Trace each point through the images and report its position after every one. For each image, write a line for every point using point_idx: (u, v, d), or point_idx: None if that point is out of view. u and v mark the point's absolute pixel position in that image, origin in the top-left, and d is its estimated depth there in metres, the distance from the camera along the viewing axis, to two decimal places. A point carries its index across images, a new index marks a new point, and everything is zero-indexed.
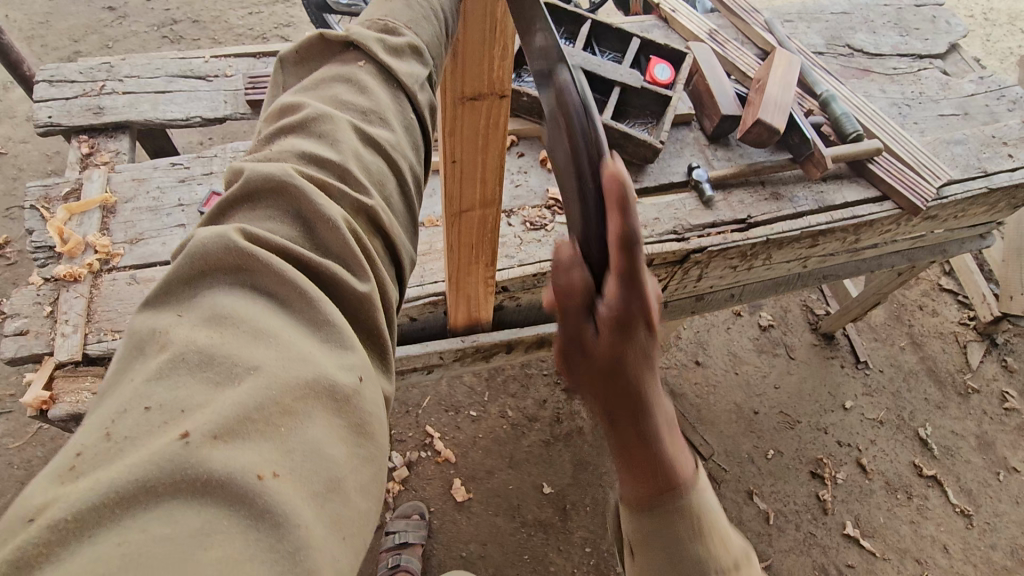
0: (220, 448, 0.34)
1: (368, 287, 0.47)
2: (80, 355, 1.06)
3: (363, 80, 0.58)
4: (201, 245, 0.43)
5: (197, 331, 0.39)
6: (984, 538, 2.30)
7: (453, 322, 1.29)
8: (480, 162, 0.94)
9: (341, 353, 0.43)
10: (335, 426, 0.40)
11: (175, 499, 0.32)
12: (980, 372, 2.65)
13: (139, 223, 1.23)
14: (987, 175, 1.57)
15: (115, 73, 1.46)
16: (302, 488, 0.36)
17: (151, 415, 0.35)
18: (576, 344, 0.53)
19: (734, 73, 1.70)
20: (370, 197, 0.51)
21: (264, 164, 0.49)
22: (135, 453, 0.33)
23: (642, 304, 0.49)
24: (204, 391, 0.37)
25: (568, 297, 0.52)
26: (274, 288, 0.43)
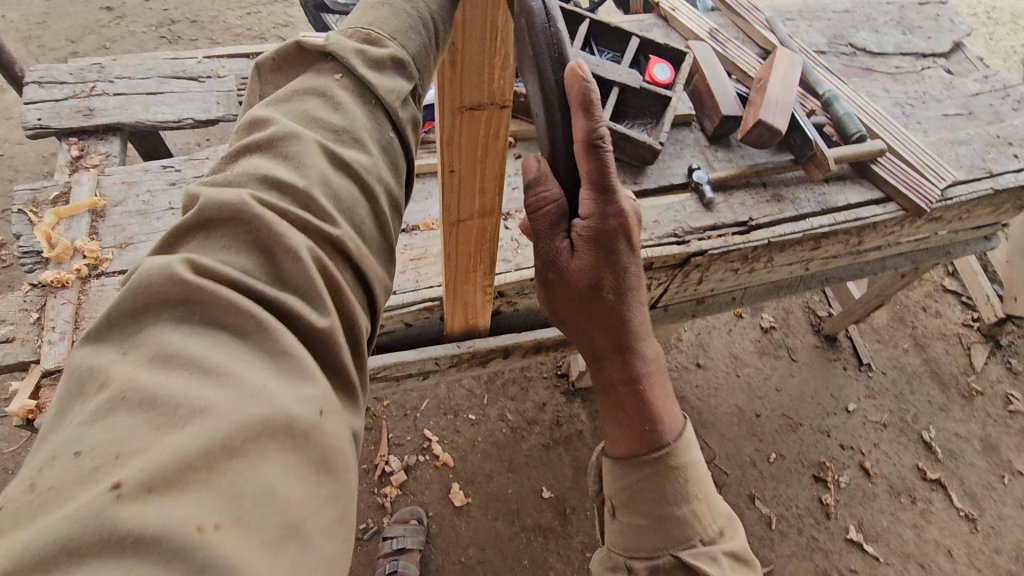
0: (153, 502, 0.30)
1: (332, 321, 0.43)
2: (66, 363, 1.04)
3: (337, 96, 0.54)
4: (143, 277, 0.38)
5: (137, 369, 0.35)
6: (989, 542, 2.27)
7: (450, 327, 1.27)
8: (479, 169, 0.93)
9: (301, 386, 0.39)
10: (293, 466, 0.36)
11: (98, 562, 0.28)
12: (984, 374, 2.63)
13: (129, 227, 1.21)
14: (993, 175, 1.55)
15: (106, 74, 1.44)
16: (251, 542, 0.32)
17: (81, 461, 0.32)
18: (554, 258, 0.64)
19: (734, 72, 1.68)
20: (337, 228, 0.47)
21: (221, 188, 0.44)
22: (60, 509, 0.30)
23: (612, 210, 0.59)
24: (141, 435, 0.33)
25: (545, 213, 0.62)
26: (227, 320, 0.39)
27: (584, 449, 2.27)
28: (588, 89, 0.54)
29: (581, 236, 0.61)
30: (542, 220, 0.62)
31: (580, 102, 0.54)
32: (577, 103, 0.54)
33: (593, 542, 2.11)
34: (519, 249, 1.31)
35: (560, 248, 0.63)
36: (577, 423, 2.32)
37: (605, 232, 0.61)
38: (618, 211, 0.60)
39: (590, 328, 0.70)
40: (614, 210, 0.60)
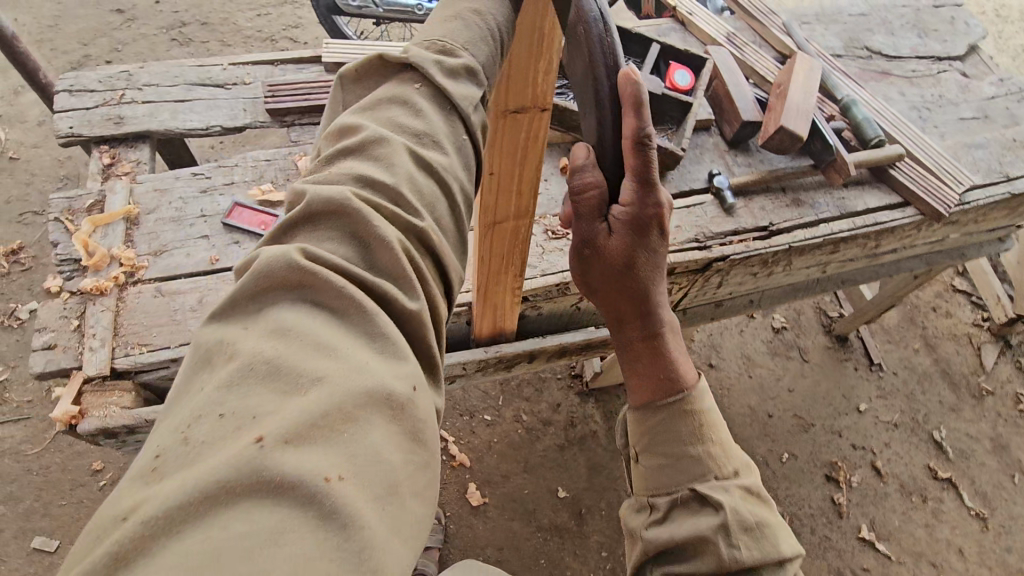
0: (289, 454, 0.35)
1: (419, 304, 0.47)
2: (108, 369, 1.06)
3: (417, 103, 0.57)
4: (264, 261, 0.43)
5: (264, 344, 0.40)
6: (999, 542, 2.29)
7: (478, 331, 1.29)
8: (516, 173, 0.95)
9: (398, 363, 0.43)
10: (393, 433, 0.40)
11: (251, 499, 0.34)
12: (995, 374, 2.64)
13: (164, 235, 1.23)
14: (1010, 179, 1.56)
15: (134, 82, 1.46)
16: (365, 492, 0.37)
17: (224, 421, 0.37)
18: (592, 242, 0.69)
19: (753, 77, 1.69)
20: (422, 220, 0.51)
21: (324, 185, 0.48)
22: (212, 459, 0.35)
23: (650, 198, 0.65)
24: (274, 399, 0.38)
25: (587, 200, 0.66)
26: (334, 301, 0.44)
27: (598, 449, 2.29)
28: (638, 89, 0.59)
29: (620, 221, 0.66)
30: (583, 205, 0.67)
31: (631, 101, 0.59)
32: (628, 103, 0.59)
33: (609, 541, 2.14)
34: (545, 254, 1.33)
35: (598, 232, 0.68)
36: (591, 423, 2.34)
37: (643, 220, 0.66)
38: (655, 200, 0.65)
39: (618, 302, 0.75)
40: (651, 198, 0.65)
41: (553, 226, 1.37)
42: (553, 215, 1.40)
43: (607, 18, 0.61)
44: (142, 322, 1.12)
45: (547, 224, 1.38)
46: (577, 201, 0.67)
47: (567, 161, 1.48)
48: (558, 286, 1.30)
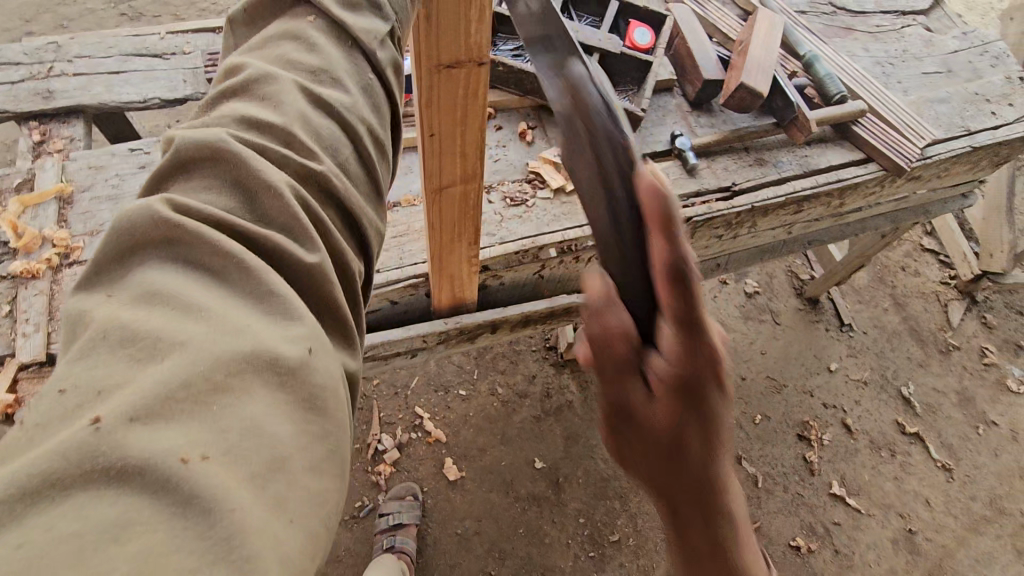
0: (134, 432, 0.32)
1: (319, 257, 0.44)
2: (44, 355, 1.01)
3: (312, 36, 0.54)
4: (128, 217, 0.40)
5: (122, 311, 0.37)
6: (964, 491, 2.36)
7: (437, 303, 1.26)
8: (459, 133, 0.89)
9: (286, 325, 0.40)
10: (279, 403, 0.37)
11: (84, 490, 0.30)
12: (960, 330, 2.69)
13: (100, 214, 1.17)
14: (971, 133, 1.55)
15: (64, 54, 1.37)
16: (237, 473, 0.33)
17: (65, 398, 0.33)
18: (627, 407, 0.57)
19: (715, 35, 1.65)
20: (320, 163, 0.48)
21: (198, 131, 0.46)
22: (43, 444, 0.31)
23: (699, 350, 0.54)
24: (126, 368, 0.35)
25: (616, 354, 0.56)
26: (210, 260, 0.40)
27: (575, 419, 2.30)
28: (669, 207, 0.51)
29: (660, 381, 0.55)
30: (605, 354, 0.56)
31: (661, 219, 0.51)
32: (656, 225, 0.51)
33: (586, 508, 2.15)
34: (503, 222, 1.30)
35: (633, 393, 0.57)
36: (567, 393, 2.34)
37: (691, 379, 0.55)
38: (708, 353, 0.55)
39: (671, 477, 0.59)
40: (706, 345, 0.55)
41: (511, 194, 1.34)
42: (511, 181, 1.37)
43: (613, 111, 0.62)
44: None
45: (505, 191, 1.35)
46: (597, 353, 0.57)
47: (525, 126, 1.44)
48: (518, 254, 1.27)
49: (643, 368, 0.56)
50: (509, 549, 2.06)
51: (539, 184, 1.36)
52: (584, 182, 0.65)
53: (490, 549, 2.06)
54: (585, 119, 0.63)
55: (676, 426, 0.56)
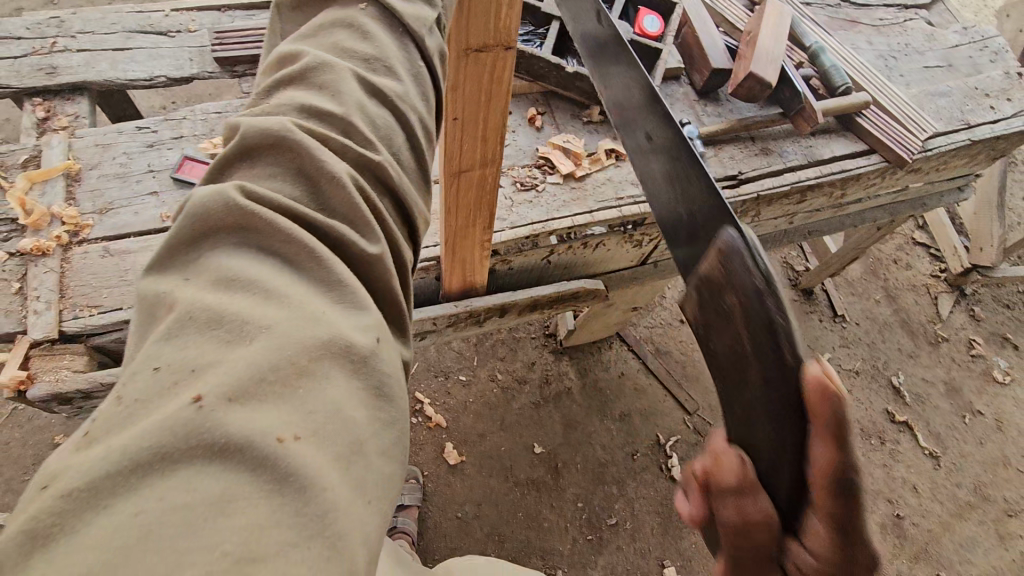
0: (233, 412, 0.34)
1: (379, 248, 0.46)
2: (56, 333, 1.00)
3: (364, 25, 0.55)
4: (201, 204, 0.41)
5: (203, 293, 0.39)
6: (950, 478, 2.42)
7: (448, 287, 1.27)
8: (483, 120, 0.90)
9: (356, 314, 0.41)
10: (355, 388, 0.39)
11: (191, 465, 0.32)
12: (949, 322, 2.74)
13: (108, 192, 1.16)
14: (971, 126, 1.58)
15: (66, 29, 1.35)
16: (324, 452, 0.35)
17: (160, 377, 0.35)
18: None
19: (723, 25, 1.66)
20: (377, 154, 0.50)
21: (264, 118, 0.46)
22: (145, 420, 0.33)
23: (859, 555, 0.47)
24: (215, 349, 0.36)
25: (751, 536, 0.53)
26: (281, 247, 0.42)
27: (574, 406, 2.33)
28: (842, 415, 0.46)
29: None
30: (742, 544, 0.53)
31: (830, 427, 0.47)
32: (822, 433, 0.47)
33: (585, 493, 2.18)
34: (514, 207, 1.31)
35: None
36: (565, 380, 2.36)
37: None
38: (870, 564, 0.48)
39: None
40: (867, 556, 0.47)
41: (521, 178, 1.35)
42: (521, 166, 1.37)
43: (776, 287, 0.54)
44: (89, 283, 1.06)
45: (515, 176, 1.35)
46: (735, 538, 0.53)
47: (535, 112, 1.44)
48: (527, 238, 1.28)
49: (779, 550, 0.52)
50: (509, 533, 2.09)
51: (549, 170, 1.36)
52: (726, 349, 0.61)
53: (490, 533, 2.08)
54: (737, 292, 0.58)
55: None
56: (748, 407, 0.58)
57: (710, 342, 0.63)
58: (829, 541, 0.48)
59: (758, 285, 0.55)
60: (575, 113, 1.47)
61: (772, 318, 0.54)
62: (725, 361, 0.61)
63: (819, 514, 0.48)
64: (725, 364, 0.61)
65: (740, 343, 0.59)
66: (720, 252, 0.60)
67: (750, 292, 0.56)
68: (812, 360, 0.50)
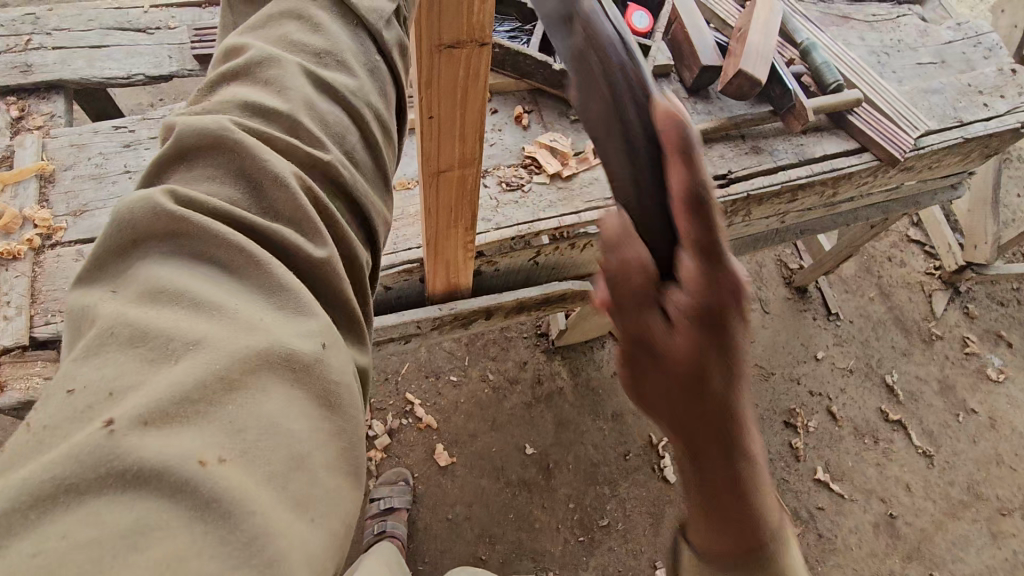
0: (150, 435, 0.31)
1: (328, 252, 0.44)
2: (27, 339, 0.98)
3: (316, 16, 0.54)
4: (128, 212, 0.39)
5: (129, 307, 0.37)
6: (944, 476, 2.41)
7: (432, 288, 1.24)
8: (459, 117, 0.87)
9: (299, 321, 0.40)
10: (295, 401, 0.37)
11: (101, 495, 0.29)
12: (943, 319, 2.73)
13: (83, 194, 1.13)
14: (963, 124, 1.56)
15: (42, 26, 1.32)
16: (255, 473, 0.33)
17: (74, 399, 0.32)
18: (643, 342, 0.51)
19: (713, 21, 1.64)
20: (327, 153, 0.48)
21: (199, 117, 0.45)
22: (55, 448, 0.31)
23: (724, 279, 0.49)
24: (137, 368, 0.34)
25: (627, 282, 0.51)
26: (217, 253, 0.40)
27: (565, 405, 2.31)
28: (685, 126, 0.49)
29: (681, 313, 0.49)
30: (621, 286, 0.51)
31: (679, 146, 0.49)
32: (674, 148, 0.49)
33: (577, 494, 2.17)
34: (499, 207, 1.28)
35: (648, 325, 0.50)
36: (557, 380, 2.35)
37: (716, 311, 0.49)
38: (731, 281, 0.49)
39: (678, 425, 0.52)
40: (728, 273, 0.49)
41: (507, 178, 1.32)
42: (507, 166, 1.35)
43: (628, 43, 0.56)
44: (62, 288, 1.04)
45: (501, 176, 1.33)
46: (613, 286, 0.52)
47: (521, 110, 1.42)
48: (513, 240, 1.26)
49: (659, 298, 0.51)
50: (500, 534, 2.08)
51: (536, 169, 1.34)
52: (598, 123, 0.57)
53: (481, 534, 2.07)
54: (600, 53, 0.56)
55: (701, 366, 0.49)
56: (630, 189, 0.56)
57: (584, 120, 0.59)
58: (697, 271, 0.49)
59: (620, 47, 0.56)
60: (563, 111, 1.45)
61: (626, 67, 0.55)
62: (595, 134, 0.57)
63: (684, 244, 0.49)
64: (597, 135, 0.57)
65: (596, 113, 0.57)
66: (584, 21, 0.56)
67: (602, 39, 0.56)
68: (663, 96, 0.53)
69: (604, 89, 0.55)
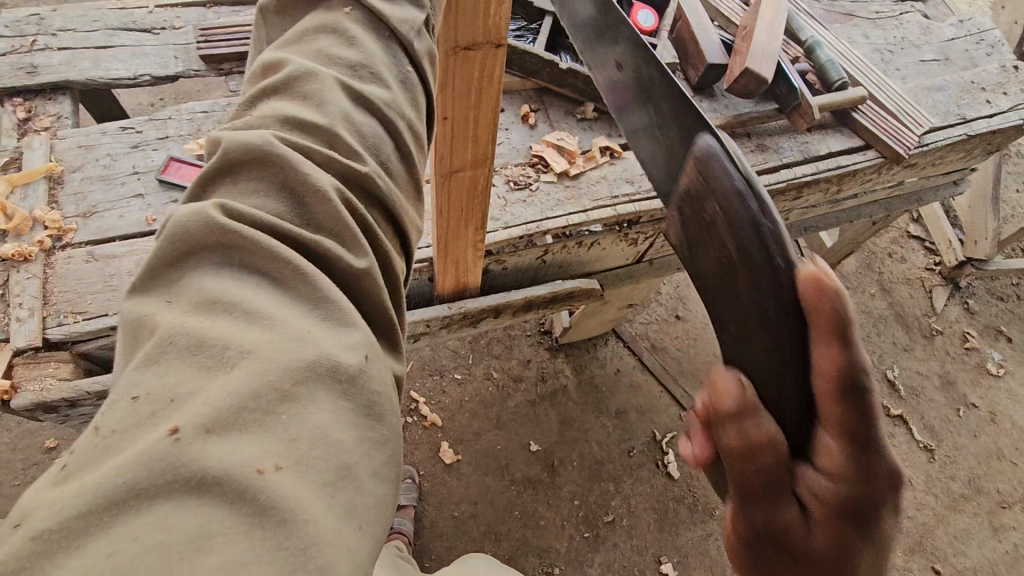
0: (210, 445, 0.32)
1: (367, 262, 0.44)
2: (40, 340, 0.98)
3: (348, 29, 0.54)
4: (180, 224, 0.39)
5: (186, 315, 0.37)
6: (944, 470, 2.43)
7: (442, 286, 1.24)
8: (473, 118, 0.88)
9: (344, 332, 0.40)
10: (344, 411, 0.37)
11: (169, 500, 0.30)
12: (944, 315, 2.75)
13: (92, 195, 1.14)
14: (967, 121, 1.57)
15: (47, 27, 1.32)
16: (307, 484, 0.34)
17: (137, 406, 0.33)
18: (774, 535, 0.51)
19: (718, 20, 1.65)
20: (364, 164, 0.48)
21: (245, 131, 0.45)
22: (122, 453, 0.31)
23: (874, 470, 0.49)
24: (197, 376, 0.35)
25: (760, 478, 0.50)
26: (265, 265, 0.40)
27: (569, 403, 2.32)
28: (842, 309, 0.48)
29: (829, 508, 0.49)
30: (750, 477, 0.50)
31: (832, 328, 0.48)
32: (828, 331, 0.48)
33: (582, 491, 2.18)
34: (508, 206, 1.29)
35: (787, 518, 0.50)
36: (561, 378, 2.35)
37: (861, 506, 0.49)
38: (880, 474, 0.49)
39: None
40: (877, 464, 0.49)
41: (515, 177, 1.32)
42: (515, 165, 1.35)
43: (757, 190, 0.55)
44: (73, 289, 1.04)
45: (508, 175, 1.33)
46: (738, 473, 0.51)
47: (528, 109, 1.42)
48: (522, 238, 1.26)
49: (795, 485, 0.51)
50: (505, 531, 2.08)
51: (543, 168, 1.34)
52: (712, 270, 0.60)
53: (487, 532, 2.08)
54: (715, 198, 0.57)
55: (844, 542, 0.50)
56: (754, 333, 0.55)
57: (695, 261, 0.62)
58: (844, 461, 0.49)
59: (739, 189, 0.56)
60: (569, 110, 1.45)
61: (754, 218, 0.54)
62: (715, 283, 0.60)
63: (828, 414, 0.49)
64: (713, 280, 0.60)
65: (728, 256, 0.57)
66: (697, 159, 0.58)
67: (731, 198, 0.56)
68: (805, 259, 0.52)
69: (727, 242, 0.57)
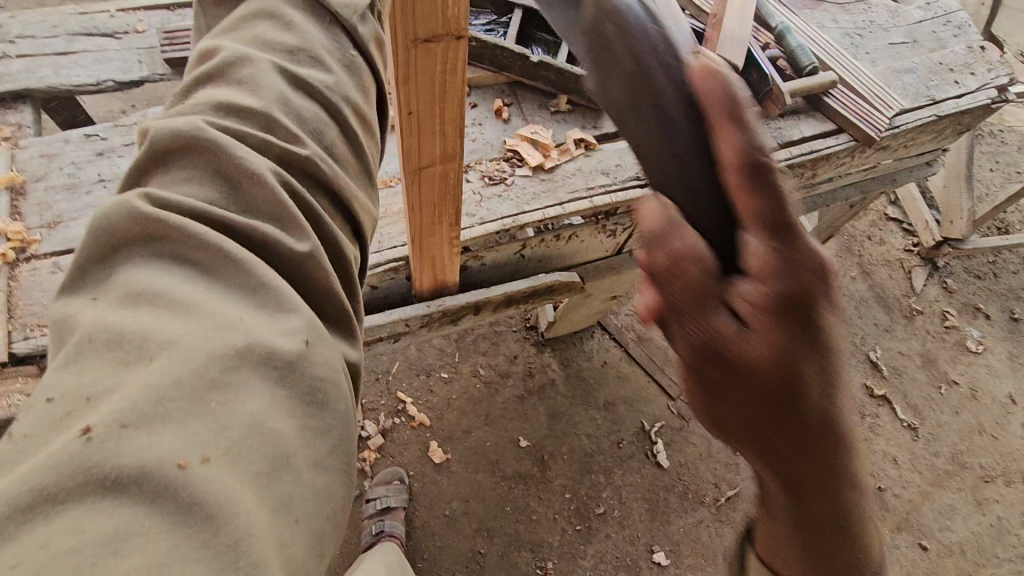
0: (127, 440, 0.32)
1: (311, 244, 0.44)
2: (6, 355, 0.96)
3: (287, 14, 0.54)
4: (104, 217, 0.40)
5: (109, 312, 0.38)
6: (929, 448, 2.47)
7: (419, 285, 1.23)
8: (439, 111, 0.86)
9: (280, 318, 0.41)
10: (278, 400, 0.38)
11: (82, 501, 0.31)
12: (923, 295, 2.79)
13: (57, 204, 1.11)
14: (935, 102, 1.59)
15: (5, 34, 1.28)
16: (234, 475, 0.34)
17: (53, 408, 0.34)
18: (716, 355, 0.44)
19: (689, 8, 1.65)
20: (304, 148, 0.48)
21: (173, 119, 0.46)
22: (36, 455, 0.32)
23: (806, 260, 0.43)
24: (117, 372, 0.35)
25: (685, 284, 0.45)
26: (196, 254, 0.41)
27: (557, 397, 2.32)
28: (732, 87, 0.45)
29: (761, 305, 0.43)
30: (674, 288, 0.45)
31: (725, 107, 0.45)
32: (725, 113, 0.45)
33: (573, 484, 2.18)
34: (483, 201, 1.28)
35: (724, 326, 0.43)
36: (548, 372, 2.35)
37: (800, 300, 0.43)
38: (814, 256, 0.44)
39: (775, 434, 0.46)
40: (808, 252, 0.44)
41: (489, 172, 1.32)
42: (489, 160, 1.35)
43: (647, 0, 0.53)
44: (40, 301, 1.02)
45: (482, 170, 1.33)
46: (666, 287, 0.46)
47: (501, 103, 1.41)
48: (497, 233, 1.26)
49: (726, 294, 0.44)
50: (497, 527, 2.08)
51: (517, 162, 1.34)
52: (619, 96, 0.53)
53: (479, 529, 2.07)
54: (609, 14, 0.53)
55: (789, 366, 0.43)
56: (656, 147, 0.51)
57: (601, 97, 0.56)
58: (769, 249, 0.43)
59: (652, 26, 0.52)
60: (542, 103, 1.44)
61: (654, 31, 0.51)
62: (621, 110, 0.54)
63: (730, 171, 0.44)
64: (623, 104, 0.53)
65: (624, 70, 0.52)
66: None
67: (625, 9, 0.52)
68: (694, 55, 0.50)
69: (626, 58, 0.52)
